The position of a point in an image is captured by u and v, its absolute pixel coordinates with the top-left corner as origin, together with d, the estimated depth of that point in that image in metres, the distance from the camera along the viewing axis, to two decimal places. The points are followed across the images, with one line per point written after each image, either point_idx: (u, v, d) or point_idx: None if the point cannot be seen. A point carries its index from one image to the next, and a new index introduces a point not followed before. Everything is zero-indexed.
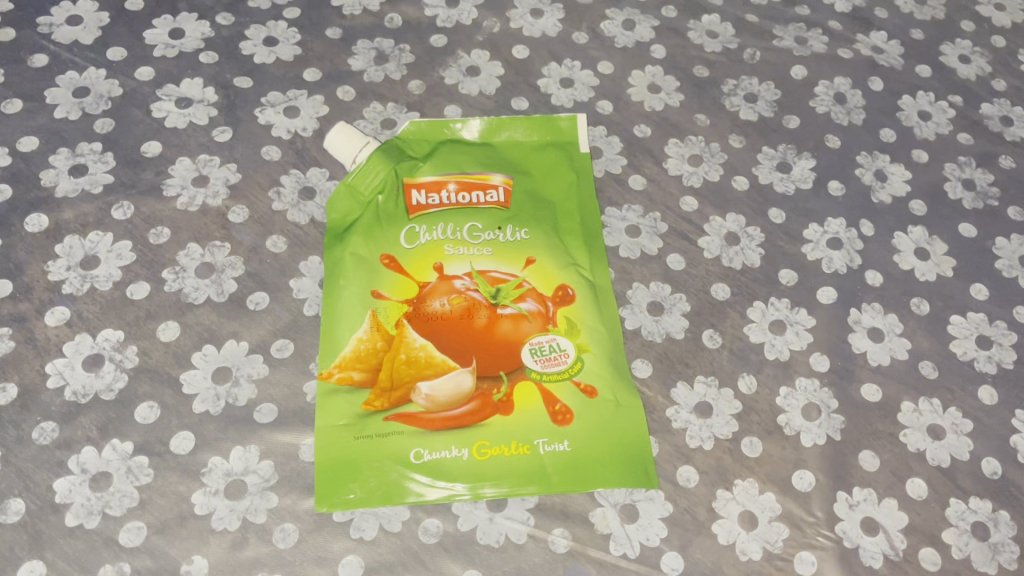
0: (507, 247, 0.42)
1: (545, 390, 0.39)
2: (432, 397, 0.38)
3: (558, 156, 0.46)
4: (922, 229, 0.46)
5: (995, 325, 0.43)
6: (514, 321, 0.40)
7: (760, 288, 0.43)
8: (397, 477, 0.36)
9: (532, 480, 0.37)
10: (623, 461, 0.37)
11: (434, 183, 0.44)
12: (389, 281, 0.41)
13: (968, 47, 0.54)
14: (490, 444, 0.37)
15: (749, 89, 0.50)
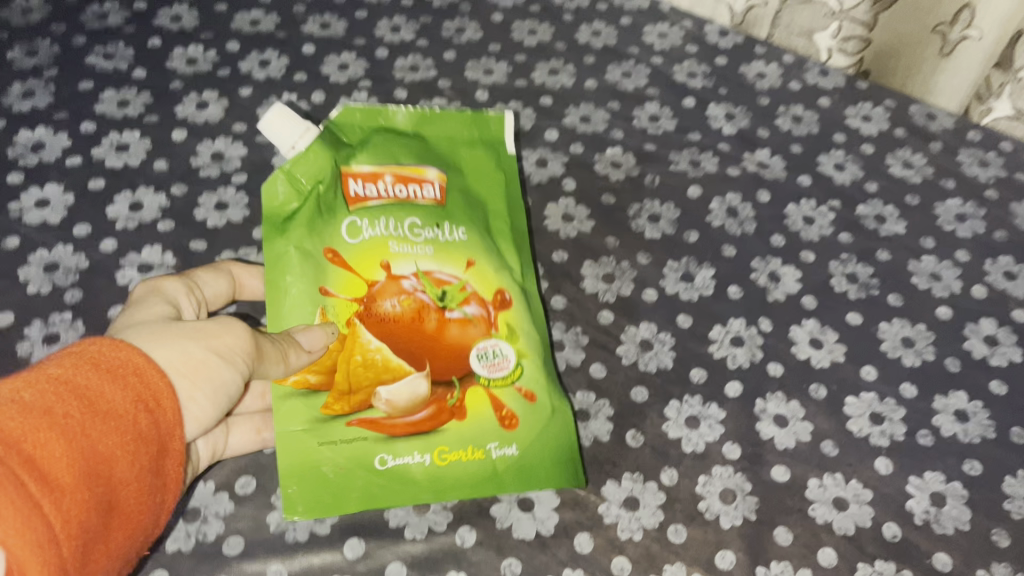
0: (448, 247, 0.48)
1: (493, 395, 0.45)
2: (392, 402, 0.44)
3: (484, 155, 0.52)
4: (814, 321, 0.51)
5: (885, 401, 0.48)
6: (460, 325, 0.46)
7: (674, 388, 0.48)
8: (362, 483, 0.43)
9: (486, 483, 0.43)
10: (561, 466, 0.44)
11: (370, 175, 0.48)
12: (339, 279, 0.46)
13: (841, 156, 0.61)
14: (450, 449, 0.44)
15: (652, 210, 0.56)
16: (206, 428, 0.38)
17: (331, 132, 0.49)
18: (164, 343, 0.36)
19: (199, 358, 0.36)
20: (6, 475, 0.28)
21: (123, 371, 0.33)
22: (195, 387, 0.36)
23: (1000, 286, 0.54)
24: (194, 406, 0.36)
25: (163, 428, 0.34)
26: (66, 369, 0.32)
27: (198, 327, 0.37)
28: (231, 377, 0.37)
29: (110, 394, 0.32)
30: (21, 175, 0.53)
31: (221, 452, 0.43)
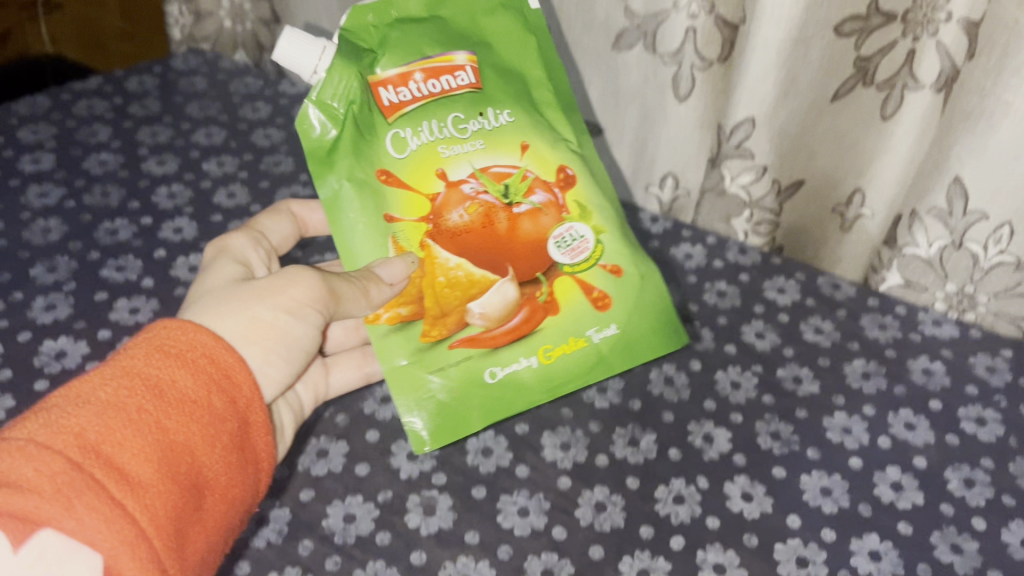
0: (494, 134, 0.64)
1: (580, 279, 0.63)
2: (484, 316, 0.61)
3: (508, 19, 0.66)
4: (745, 477, 0.59)
5: (809, 546, 0.55)
6: (532, 219, 0.63)
7: (626, 544, 0.55)
8: (497, 395, 0.61)
9: (594, 365, 0.63)
10: (657, 333, 0.65)
11: (399, 78, 0.62)
12: (402, 204, 0.61)
13: (761, 325, 0.70)
14: (552, 347, 0.62)
15: (600, 383, 0.65)
16: (289, 367, 0.53)
17: (350, 38, 0.61)
18: (232, 315, 0.50)
19: (269, 321, 0.51)
20: (96, 474, 0.40)
21: (191, 354, 0.45)
22: (270, 342, 0.51)
23: (901, 436, 0.62)
24: (271, 364, 0.51)
25: (232, 394, 0.46)
26: (145, 362, 0.44)
27: (264, 292, 0.52)
28: (297, 326, 0.52)
29: (178, 382, 0.44)
30: (46, 381, 0.60)
31: (325, 391, 0.62)
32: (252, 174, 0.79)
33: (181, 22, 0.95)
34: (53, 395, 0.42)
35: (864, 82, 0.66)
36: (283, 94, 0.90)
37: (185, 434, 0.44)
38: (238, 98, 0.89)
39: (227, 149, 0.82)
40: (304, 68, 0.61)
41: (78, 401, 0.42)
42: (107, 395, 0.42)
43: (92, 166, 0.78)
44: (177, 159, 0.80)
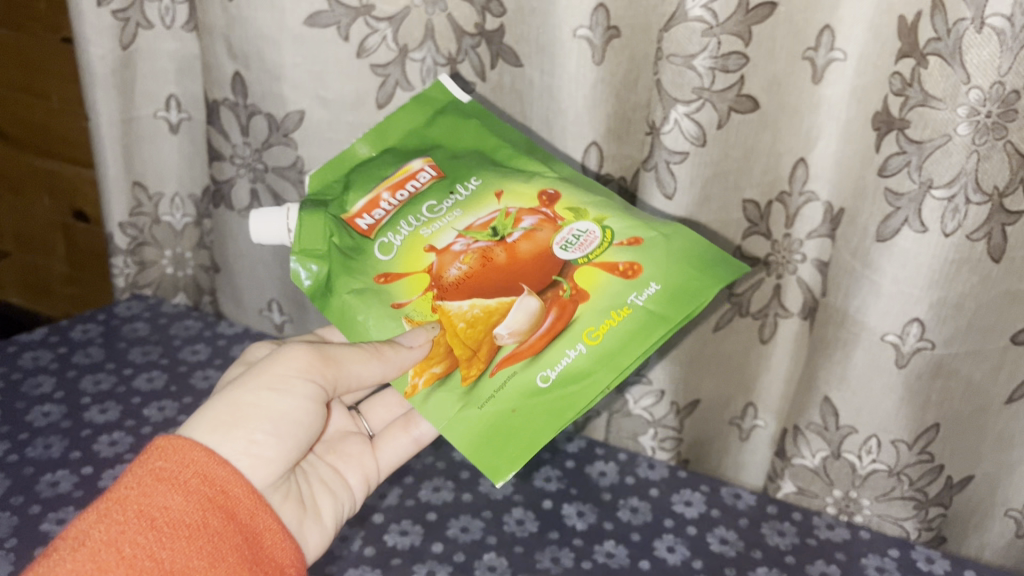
0: (469, 200, 0.64)
1: (598, 262, 0.60)
2: (512, 335, 0.59)
3: (450, 116, 0.70)
4: None
5: None
6: (527, 237, 0.62)
7: None
8: (557, 398, 0.57)
9: (653, 326, 0.58)
10: (707, 274, 0.60)
11: (369, 203, 0.65)
12: (406, 288, 0.62)
13: (672, 538, 0.74)
14: (594, 329, 0.58)
15: None
16: (286, 448, 0.53)
17: (319, 196, 0.67)
18: (217, 401, 0.53)
19: (254, 400, 0.53)
20: None
21: (179, 473, 0.48)
22: (258, 416, 0.52)
23: None
24: (266, 438, 0.53)
25: (225, 503, 0.49)
26: (136, 490, 0.47)
27: (248, 378, 0.54)
28: (286, 406, 0.53)
29: (173, 507, 0.47)
30: None
31: (375, 471, 0.65)
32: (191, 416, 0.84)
33: (126, 272, 1.00)
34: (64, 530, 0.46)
35: (741, 312, 0.77)
36: (220, 334, 0.96)
37: (177, 555, 0.47)
38: (178, 340, 0.95)
39: (168, 392, 0.87)
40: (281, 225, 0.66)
41: (76, 542, 0.45)
42: (104, 536, 0.46)
43: (35, 418, 0.82)
44: (119, 406, 0.84)
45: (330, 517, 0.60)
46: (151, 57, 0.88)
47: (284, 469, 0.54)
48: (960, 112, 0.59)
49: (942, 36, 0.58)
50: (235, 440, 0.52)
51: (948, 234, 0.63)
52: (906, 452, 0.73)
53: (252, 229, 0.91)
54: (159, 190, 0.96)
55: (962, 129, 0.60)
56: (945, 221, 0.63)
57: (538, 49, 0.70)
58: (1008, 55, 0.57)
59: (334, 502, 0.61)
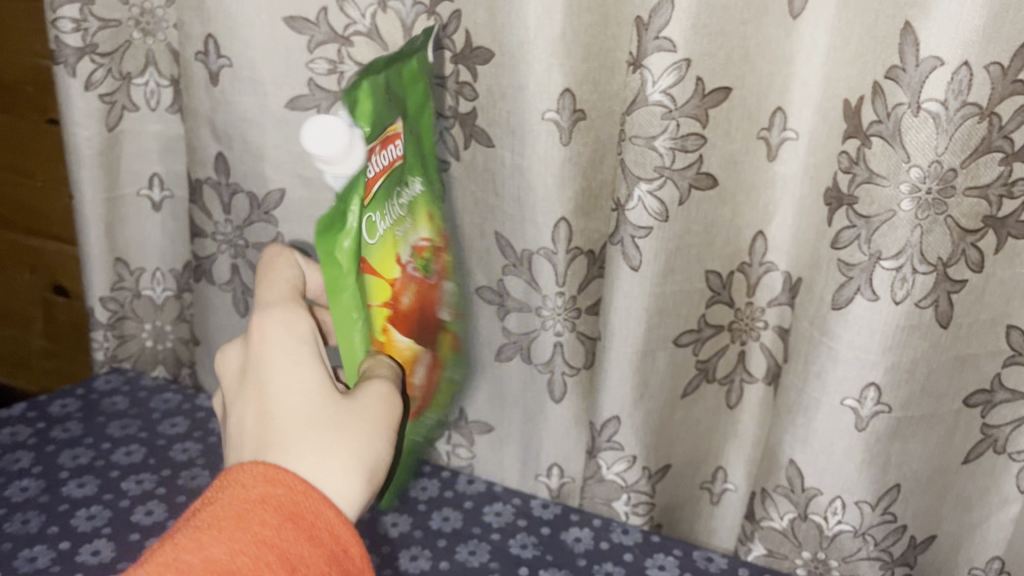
0: (410, 209, 0.64)
1: (453, 333, 0.70)
2: (417, 383, 0.64)
3: (417, 79, 0.67)
4: None
5: None
6: (433, 280, 0.66)
7: None
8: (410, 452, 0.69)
9: (438, 408, 0.72)
10: (461, 363, 0.76)
11: (379, 153, 0.57)
12: (374, 290, 0.58)
13: None
14: (437, 397, 0.70)
15: None
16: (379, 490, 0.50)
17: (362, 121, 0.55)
18: (348, 434, 0.47)
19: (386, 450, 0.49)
20: None
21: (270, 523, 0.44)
22: (376, 470, 0.48)
23: None
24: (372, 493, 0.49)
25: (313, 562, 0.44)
26: (274, 531, 0.44)
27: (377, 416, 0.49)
28: (393, 453, 0.50)
29: (305, 557, 0.44)
30: None
31: None
32: (170, 489, 0.84)
33: (105, 346, 1.00)
34: (192, 540, 0.43)
35: (708, 378, 0.80)
36: (199, 407, 0.97)
37: None
38: (157, 413, 0.96)
39: (146, 466, 0.87)
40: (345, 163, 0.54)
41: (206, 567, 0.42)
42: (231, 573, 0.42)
43: (13, 493, 0.82)
44: (97, 480, 0.85)
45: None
46: (136, 138, 0.92)
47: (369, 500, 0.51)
48: (903, 189, 0.63)
49: (883, 119, 0.63)
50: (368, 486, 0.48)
51: (898, 302, 0.66)
52: (869, 513, 0.75)
53: (233, 304, 0.92)
54: (140, 265, 0.98)
55: (906, 205, 0.64)
56: (894, 289, 0.66)
57: (509, 129, 0.74)
58: (944, 137, 0.61)
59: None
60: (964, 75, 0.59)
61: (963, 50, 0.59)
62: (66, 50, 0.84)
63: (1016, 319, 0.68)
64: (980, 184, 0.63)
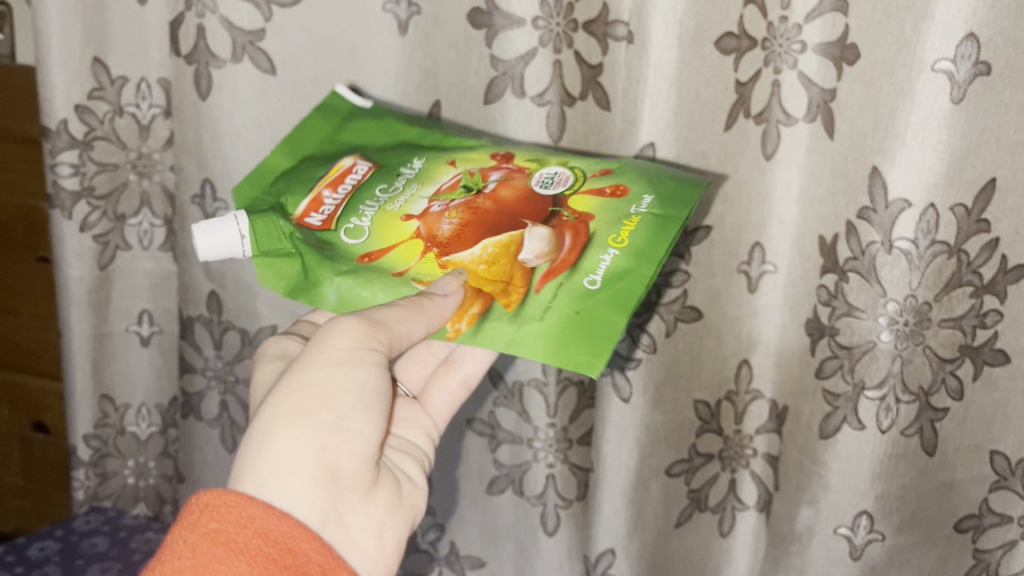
0: (421, 174, 0.60)
1: (585, 192, 0.57)
2: (537, 253, 0.53)
3: (359, 124, 0.66)
4: None
5: None
6: (502, 185, 0.58)
7: None
8: (586, 301, 0.51)
9: (635, 258, 0.53)
10: (618, 289, 0.51)
11: (313, 201, 0.59)
12: (398, 258, 0.55)
13: None
14: (617, 234, 0.54)
15: None
16: (308, 425, 0.44)
17: (255, 207, 0.60)
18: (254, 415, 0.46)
19: (323, 377, 0.46)
20: None
21: (234, 535, 0.40)
22: (261, 427, 0.45)
23: None
24: (296, 440, 0.44)
25: (296, 565, 0.40)
26: (191, 559, 0.39)
27: (301, 361, 0.47)
28: (291, 400, 0.45)
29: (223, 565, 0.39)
30: None
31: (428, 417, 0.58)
32: None
33: (86, 484, 0.98)
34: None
35: (700, 508, 0.80)
36: None
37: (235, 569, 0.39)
38: (138, 555, 0.93)
39: None
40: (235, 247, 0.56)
41: None
42: None
43: None
44: None
45: (421, 480, 0.53)
46: (127, 276, 0.92)
47: (377, 444, 0.47)
48: (881, 321, 0.67)
49: (858, 255, 0.66)
50: (310, 432, 0.44)
51: (884, 431, 0.68)
52: None
53: (220, 440, 0.90)
54: (126, 401, 0.97)
55: (885, 337, 0.67)
56: (880, 419, 0.68)
57: None
58: (917, 272, 0.65)
59: (416, 465, 0.54)
60: (931, 215, 0.63)
61: (928, 193, 0.63)
62: (62, 194, 0.86)
63: (999, 444, 0.69)
64: (954, 316, 0.66)
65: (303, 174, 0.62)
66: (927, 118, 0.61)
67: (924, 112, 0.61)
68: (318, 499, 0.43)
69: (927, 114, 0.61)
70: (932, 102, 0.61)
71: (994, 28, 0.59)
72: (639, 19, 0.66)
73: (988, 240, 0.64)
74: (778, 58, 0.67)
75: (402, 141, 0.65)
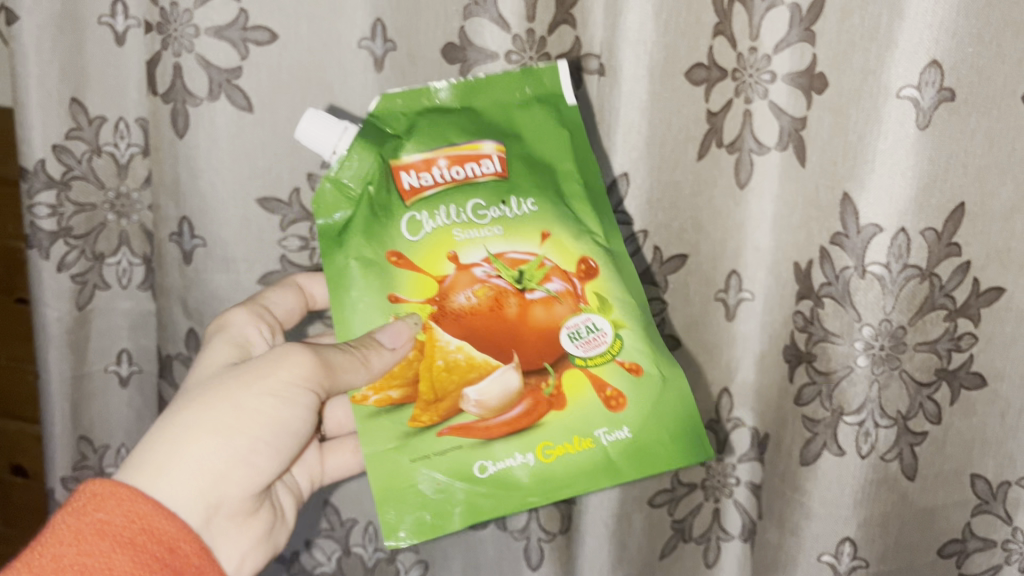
0: (513, 222, 0.57)
1: (593, 375, 0.56)
2: (479, 404, 0.55)
3: (536, 110, 0.61)
4: None
5: None
6: (547, 306, 0.56)
7: None
8: (464, 483, 0.55)
9: (543, 481, 0.55)
10: (500, 496, 0.55)
11: (422, 164, 0.57)
12: (409, 283, 0.57)
13: None
14: (553, 445, 0.55)
15: None
16: (221, 446, 0.51)
17: (379, 120, 0.58)
18: (184, 403, 0.52)
19: (254, 406, 0.51)
20: None
21: (120, 529, 0.45)
22: (183, 427, 0.50)
23: None
24: (206, 455, 0.50)
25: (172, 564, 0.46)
26: (75, 547, 0.44)
27: (243, 380, 0.52)
28: (217, 413, 0.51)
29: (103, 555, 0.44)
30: None
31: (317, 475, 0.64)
32: None
33: None
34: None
35: (684, 538, 0.80)
36: None
37: (116, 561, 0.44)
38: None
39: None
40: (324, 150, 0.57)
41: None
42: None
43: None
44: None
45: (289, 517, 0.60)
46: (106, 316, 0.92)
47: (267, 479, 0.54)
48: (857, 345, 0.66)
49: (832, 281, 0.66)
50: (220, 452, 0.50)
51: (864, 456, 0.68)
52: None
53: None
54: (105, 442, 0.96)
55: (862, 361, 0.67)
56: (860, 444, 0.68)
57: None
58: (891, 297, 0.65)
59: (292, 503, 0.61)
60: (902, 239, 0.64)
61: (899, 217, 0.63)
62: (40, 234, 0.85)
63: (979, 468, 0.70)
64: (929, 339, 0.67)
65: (442, 126, 0.59)
66: (894, 144, 0.62)
67: (892, 138, 0.62)
68: (200, 515, 0.50)
69: (894, 140, 0.62)
70: (899, 129, 0.61)
71: (959, 55, 0.60)
72: (611, 52, 0.66)
73: (960, 263, 0.65)
74: (749, 88, 0.69)
75: (548, 161, 0.60)
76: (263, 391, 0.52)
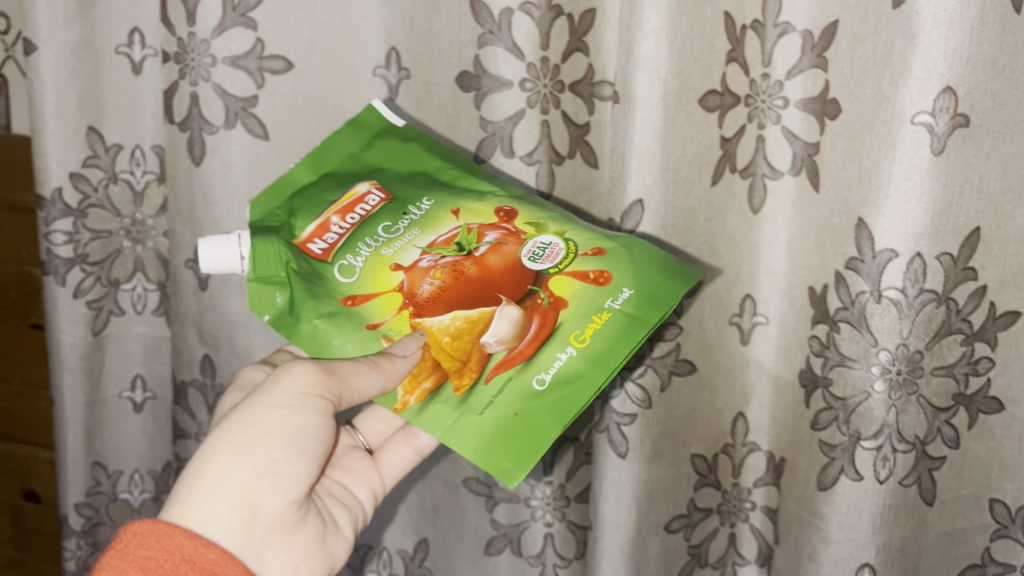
0: (425, 220, 0.62)
1: (570, 272, 0.58)
2: (499, 340, 0.57)
3: (382, 148, 0.67)
4: None
5: None
6: (496, 251, 0.59)
7: None
8: (533, 402, 0.55)
9: (590, 362, 0.56)
10: (568, 395, 0.55)
11: (320, 228, 0.62)
12: (376, 308, 0.59)
13: None
14: (581, 332, 0.57)
15: None
16: (242, 462, 0.49)
17: (264, 224, 0.63)
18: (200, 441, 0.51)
19: (266, 419, 0.50)
20: None
21: (162, 562, 0.44)
22: (201, 458, 0.49)
23: None
24: (229, 477, 0.49)
25: None
26: None
27: (249, 403, 0.51)
28: (230, 437, 0.50)
29: None
30: None
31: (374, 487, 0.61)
32: None
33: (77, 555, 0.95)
34: None
35: (701, 563, 0.80)
36: None
37: None
38: None
39: None
40: (234, 263, 0.61)
41: None
42: None
43: None
44: None
45: (348, 531, 0.57)
46: (120, 341, 0.92)
47: (305, 488, 0.52)
48: (874, 370, 0.66)
49: (848, 306, 0.66)
50: (240, 469, 0.49)
51: (883, 481, 0.67)
52: None
53: None
54: (118, 468, 0.95)
55: (879, 385, 0.66)
56: (877, 469, 0.67)
57: None
58: (907, 321, 0.65)
59: (349, 515, 0.58)
60: (918, 264, 0.63)
61: (915, 242, 0.63)
62: (56, 262, 0.86)
63: (997, 492, 0.70)
64: (946, 363, 0.67)
65: (313, 195, 0.64)
66: (909, 169, 0.61)
67: (906, 163, 0.61)
68: (238, 534, 0.48)
69: (909, 165, 0.61)
70: (913, 154, 0.61)
71: (971, 81, 0.61)
72: (624, 79, 0.67)
73: (976, 287, 0.65)
74: (762, 114, 0.70)
75: (418, 172, 0.67)
76: (272, 406, 0.51)
